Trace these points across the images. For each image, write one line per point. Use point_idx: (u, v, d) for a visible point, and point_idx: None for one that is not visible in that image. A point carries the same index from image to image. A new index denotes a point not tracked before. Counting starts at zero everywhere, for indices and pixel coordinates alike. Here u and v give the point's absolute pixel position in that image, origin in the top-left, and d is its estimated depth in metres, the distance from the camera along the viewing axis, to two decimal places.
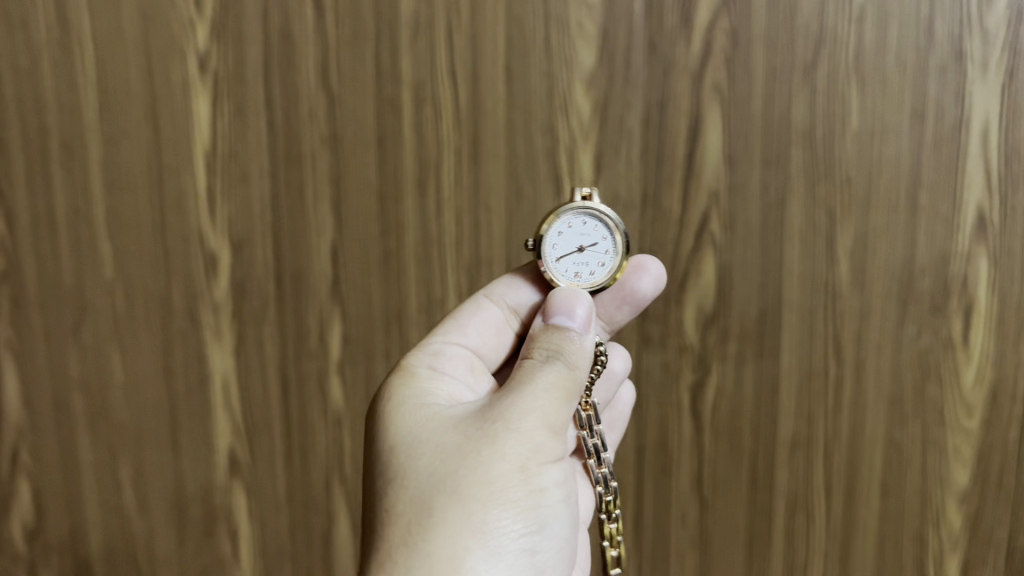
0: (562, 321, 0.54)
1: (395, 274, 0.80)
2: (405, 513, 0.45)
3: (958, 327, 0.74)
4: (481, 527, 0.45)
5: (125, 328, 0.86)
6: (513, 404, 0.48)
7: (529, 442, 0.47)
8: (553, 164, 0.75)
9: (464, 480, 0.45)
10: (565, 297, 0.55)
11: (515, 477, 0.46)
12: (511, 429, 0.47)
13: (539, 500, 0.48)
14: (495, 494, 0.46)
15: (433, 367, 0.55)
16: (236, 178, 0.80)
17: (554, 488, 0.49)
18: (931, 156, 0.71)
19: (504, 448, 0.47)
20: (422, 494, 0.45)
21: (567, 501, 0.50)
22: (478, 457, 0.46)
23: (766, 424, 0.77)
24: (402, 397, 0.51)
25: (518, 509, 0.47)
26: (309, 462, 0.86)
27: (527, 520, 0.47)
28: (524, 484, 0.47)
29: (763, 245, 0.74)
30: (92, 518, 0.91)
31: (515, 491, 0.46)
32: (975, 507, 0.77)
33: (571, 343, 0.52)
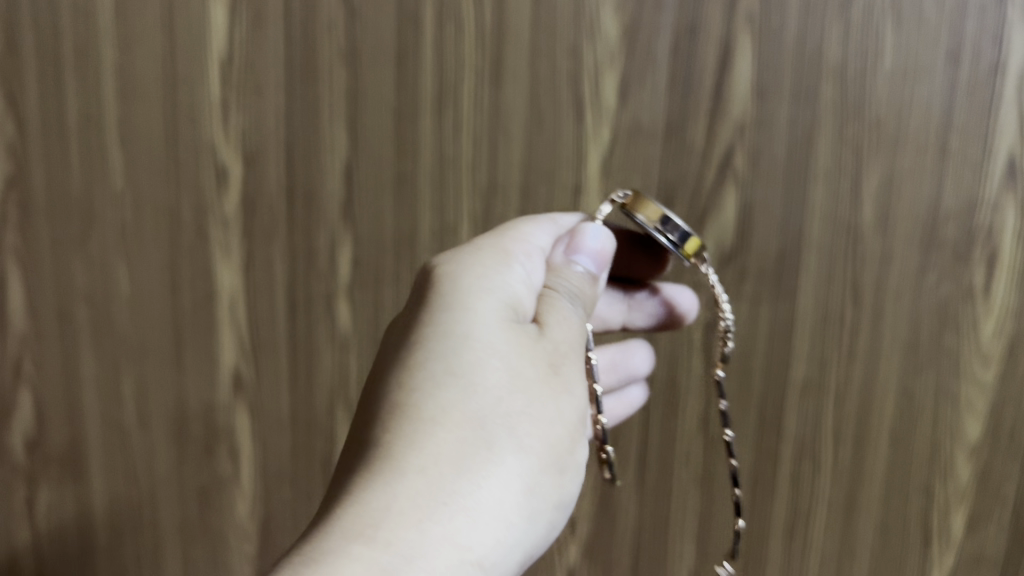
0: (583, 261, 0.58)
1: (409, 196, 0.78)
2: (473, 425, 0.47)
3: (979, 276, 0.71)
4: (531, 484, 0.48)
5: (132, 240, 0.86)
6: (562, 376, 0.51)
7: (577, 411, 0.51)
8: (576, 90, 0.73)
9: (531, 429, 0.48)
10: (587, 233, 0.59)
11: (560, 446, 0.50)
12: (568, 393, 0.51)
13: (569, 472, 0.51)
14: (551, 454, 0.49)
15: (526, 269, 0.54)
16: (251, 90, 0.79)
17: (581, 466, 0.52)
18: (965, 97, 0.67)
19: (562, 408, 0.50)
20: (496, 415, 0.47)
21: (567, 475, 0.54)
22: (546, 409, 0.49)
23: (778, 366, 0.76)
24: (474, 290, 0.51)
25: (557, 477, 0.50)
26: (314, 384, 0.85)
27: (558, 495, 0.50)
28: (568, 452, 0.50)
29: (788, 184, 0.72)
30: (93, 429, 0.92)
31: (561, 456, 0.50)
32: (984, 461, 0.74)
33: (583, 286, 0.57)
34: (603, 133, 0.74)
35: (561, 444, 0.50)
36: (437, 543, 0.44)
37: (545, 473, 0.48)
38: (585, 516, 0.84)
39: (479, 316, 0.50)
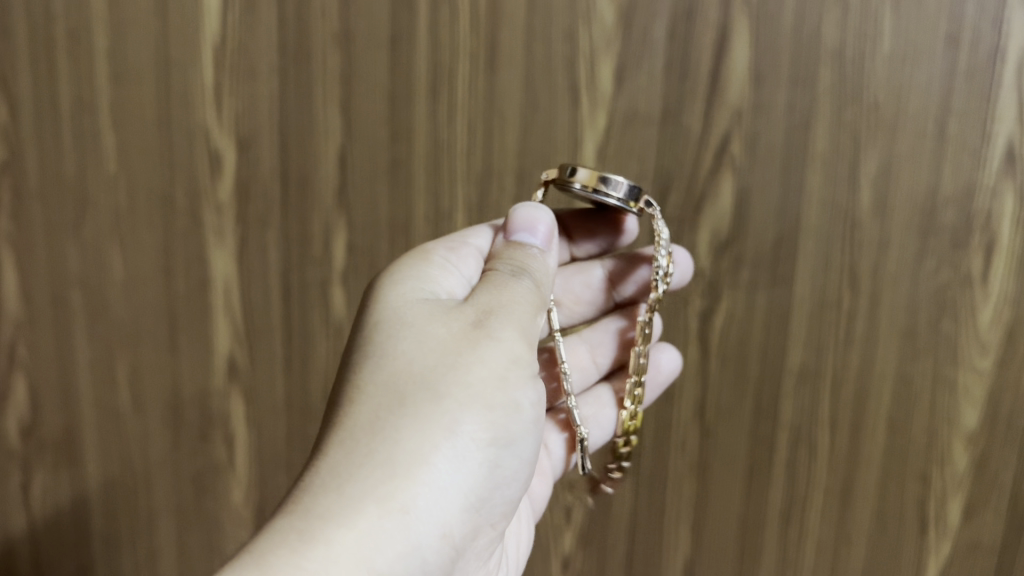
0: (524, 237, 0.59)
1: (404, 181, 0.78)
2: (382, 394, 0.50)
3: (978, 263, 0.70)
4: (450, 426, 0.49)
5: (126, 225, 0.85)
6: (488, 326, 0.52)
7: (508, 352, 0.52)
8: (572, 74, 0.73)
9: (444, 380, 0.50)
10: (524, 212, 0.60)
11: (489, 389, 0.51)
12: (491, 339, 0.52)
13: (514, 412, 0.53)
14: (472, 395, 0.50)
15: (447, 260, 0.58)
16: (245, 74, 0.78)
17: (526, 406, 0.53)
18: (964, 82, 0.67)
19: (485, 355, 0.51)
20: (406, 382, 0.50)
21: (535, 420, 0.55)
22: (460, 360, 0.51)
23: (775, 353, 0.75)
24: (394, 283, 0.55)
25: (489, 416, 0.51)
26: (308, 371, 0.84)
27: (494, 433, 0.51)
28: (500, 392, 0.51)
29: (785, 169, 0.71)
30: (87, 414, 0.92)
31: (489, 396, 0.51)
32: (982, 449, 0.74)
33: (531, 258, 0.58)
34: (599, 118, 0.73)
35: (490, 386, 0.51)
36: (360, 502, 0.46)
37: (466, 417, 0.50)
38: (580, 503, 0.84)
39: (389, 311, 0.53)
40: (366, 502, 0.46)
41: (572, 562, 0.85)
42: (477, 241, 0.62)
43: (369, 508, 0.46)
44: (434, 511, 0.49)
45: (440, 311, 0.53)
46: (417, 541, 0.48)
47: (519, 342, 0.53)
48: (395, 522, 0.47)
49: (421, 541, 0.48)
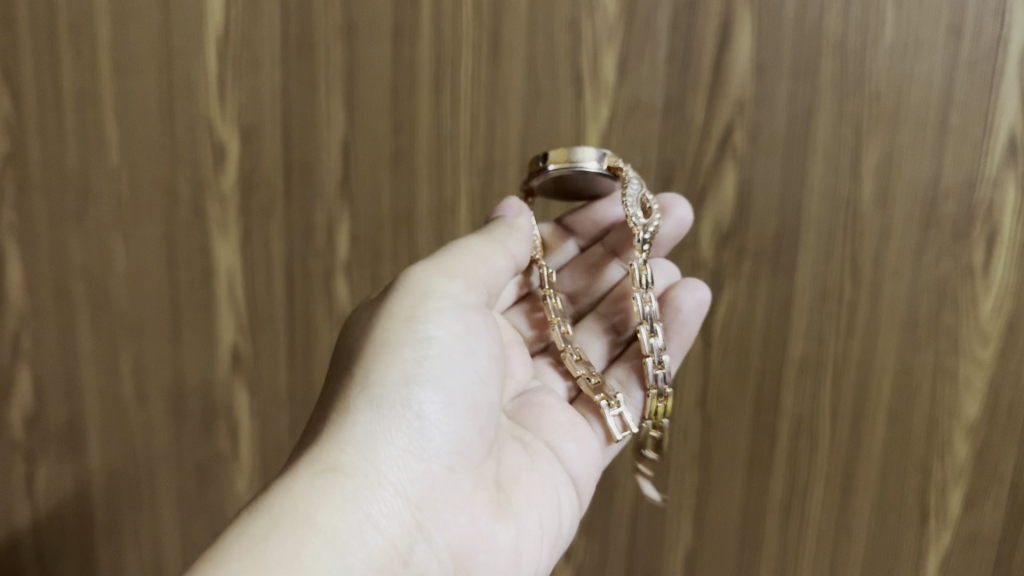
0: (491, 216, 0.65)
1: (407, 172, 0.78)
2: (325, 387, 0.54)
3: (979, 253, 0.70)
4: (363, 376, 0.52)
5: (129, 216, 0.86)
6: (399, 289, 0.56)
7: (414, 296, 0.55)
8: (575, 65, 0.73)
9: (359, 346, 0.54)
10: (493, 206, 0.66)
11: (392, 333, 0.53)
12: (398, 294, 0.55)
13: (429, 344, 0.53)
14: (379, 345, 0.53)
15: None
16: (248, 65, 0.78)
17: (443, 336, 0.54)
18: (965, 73, 0.67)
19: (392, 307, 0.54)
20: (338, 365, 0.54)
21: (466, 350, 0.55)
22: (374, 323, 0.54)
23: (777, 343, 0.76)
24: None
25: (399, 355, 0.53)
26: (311, 362, 0.85)
27: (405, 369, 0.53)
28: (407, 331, 0.53)
29: (787, 159, 0.71)
30: (91, 405, 0.92)
31: (394, 338, 0.53)
32: (982, 438, 0.74)
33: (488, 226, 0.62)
34: (602, 109, 0.73)
35: (399, 335, 0.53)
36: (293, 473, 0.49)
37: (371, 365, 0.52)
38: None
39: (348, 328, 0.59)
40: (297, 471, 0.49)
41: (574, 553, 0.85)
42: None
43: (300, 474, 0.49)
44: (373, 463, 0.50)
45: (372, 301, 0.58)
46: (361, 493, 0.49)
47: (431, 285, 0.55)
48: (328, 477, 0.49)
49: (365, 493, 0.49)
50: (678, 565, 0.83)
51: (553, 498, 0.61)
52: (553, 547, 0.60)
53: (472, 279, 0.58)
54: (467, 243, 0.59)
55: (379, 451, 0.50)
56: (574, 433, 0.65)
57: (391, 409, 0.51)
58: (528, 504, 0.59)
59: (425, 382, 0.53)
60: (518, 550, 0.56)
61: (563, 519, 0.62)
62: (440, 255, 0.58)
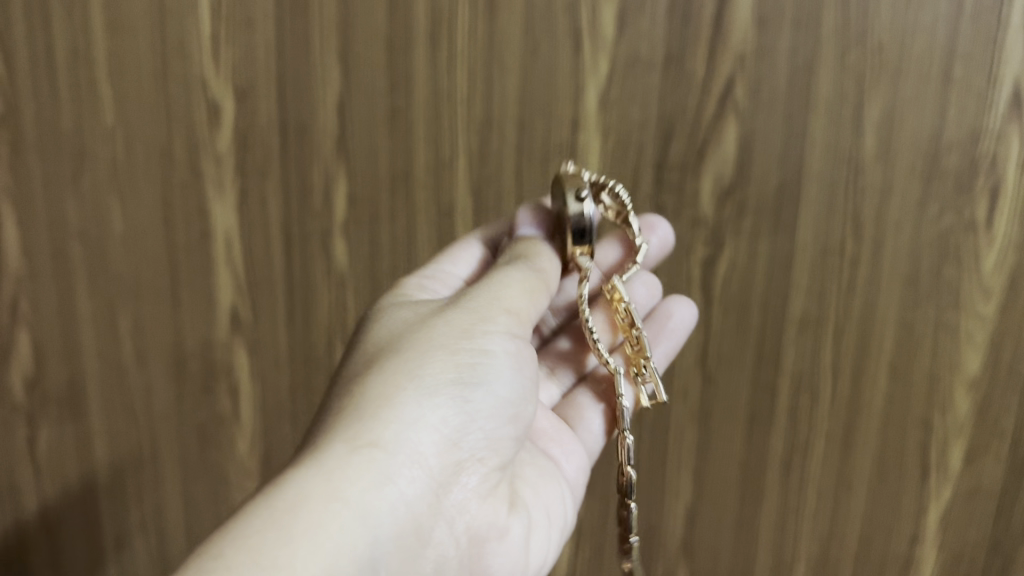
0: (526, 231, 0.65)
1: (404, 131, 0.77)
2: (361, 365, 0.54)
3: (982, 208, 0.70)
4: (414, 371, 0.52)
5: (124, 178, 0.85)
6: (452, 305, 0.56)
7: (478, 316, 0.55)
8: (573, 19, 0.72)
9: (412, 341, 0.54)
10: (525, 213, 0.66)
11: (450, 339, 0.54)
12: (460, 308, 0.56)
13: (485, 358, 0.54)
14: (434, 347, 0.53)
15: (423, 283, 0.64)
16: (241, 23, 0.77)
17: (501, 355, 0.54)
18: (969, 25, 0.66)
19: (451, 319, 0.55)
20: (377, 350, 0.54)
21: (517, 367, 0.55)
22: (427, 325, 0.55)
23: (777, 300, 0.75)
24: (387, 305, 0.60)
25: (454, 360, 0.53)
26: (311, 322, 0.85)
27: (460, 372, 0.53)
28: (467, 343, 0.54)
29: (788, 113, 0.70)
30: (91, 368, 0.92)
31: (454, 347, 0.53)
32: (983, 394, 0.74)
33: (541, 248, 0.62)
34: (601, 65, 0.72)
35: (453, 339, 0.54)
36: (329, 446, 0.49)
37: (426, 361, 0.52)
38: None
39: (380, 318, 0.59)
40: (333, 443, 0.49)
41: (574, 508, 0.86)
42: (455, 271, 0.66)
43: (338, 446, 0.48)
44: (413, 444, 0.50)
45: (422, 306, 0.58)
46: (400, 472, 0.49)
47: (492, 306, 0.56)
48: (367, 454, 0.48)
49: (402, 474, 0.49)
50: (677, 520, 0.84)
51: (555, 494, 0.62)
52: (558, 541, 0.62)
53: (527, 311, 0.57)
54: (519, 269, 0.59)
55: (419, 437, 0.50)
56: (562, 439, 0.66)
57: (435, 404, 0.52)
58: (534, 499, 0.60)
59: (471, 384, 0.53)
60: (528, 541, 0.58)
61: (567, 513, 0.63)
62: (494, 275, 0.58)
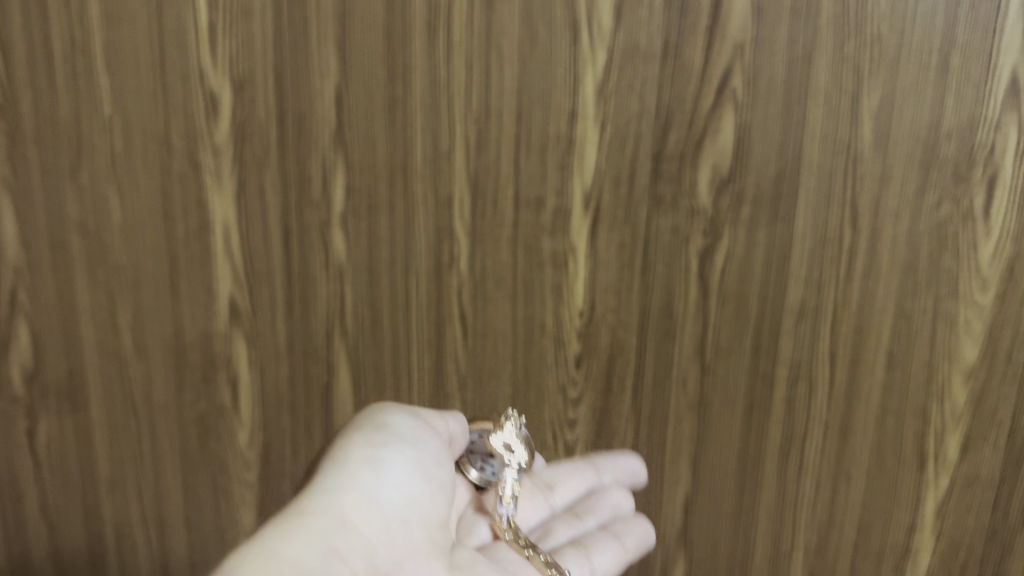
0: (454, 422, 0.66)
1: (402, 121, 0.77)
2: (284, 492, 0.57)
3: (980, 198, 0.69)
4: (336, 455, 0.57)
5: (123, 170, 0.85)
6: (338, 440, 0.59)
7: (386, 405, 0.63)
8: (571, 9, 0.72)
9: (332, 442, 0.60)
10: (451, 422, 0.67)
11: (363, 421, 0.61)
12: (363, 412, 0.62)
13: (391, 429, 0.60)
14: (350, 429, 0.60)
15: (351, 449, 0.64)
16: (239, 13, 0.77)
17: (403, 428, 0.61)
18: (968, 15, 0.65)
19: (362, 416, 0.62)
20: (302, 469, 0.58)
21: (419, 443, 0.61)
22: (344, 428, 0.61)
23: (775, 289, 0.75)
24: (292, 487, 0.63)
25: (365, 436, 0.59)
26: (309, 314, 0.85)
27: (373, 437, 0.59)
28: (380, 422, 0.61)
29: (786, 103, 0.70)
30: (91, 360, 0.93)
31: (367, 427, 0.60)
32: (981, 384, 0.74)
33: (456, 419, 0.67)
34: (599, 54, 0.72)
35: (362, 425, 0.60)
36: (264, 528, 0.52)
37: (343, 441, 0.59)
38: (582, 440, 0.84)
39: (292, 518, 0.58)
40: (264, 526, 0.52)
41: None
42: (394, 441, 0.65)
43: (265, 529, 0.52)
44: (342, 503, 0.55)
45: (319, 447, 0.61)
46: (334, 522, 0.53)
47: (393, 404, 0.63)
48: (300, 516, 0.53)
49: (333, 528, 0.53)
50: (675, 508, 0.84)
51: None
52: None
53: (431, 414, 0.65)
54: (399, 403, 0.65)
55: (350, 496, 0.55)
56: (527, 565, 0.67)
57: (354, 470, 0.57)
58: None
59: (376, 459, 0.58)
60: None
61: None
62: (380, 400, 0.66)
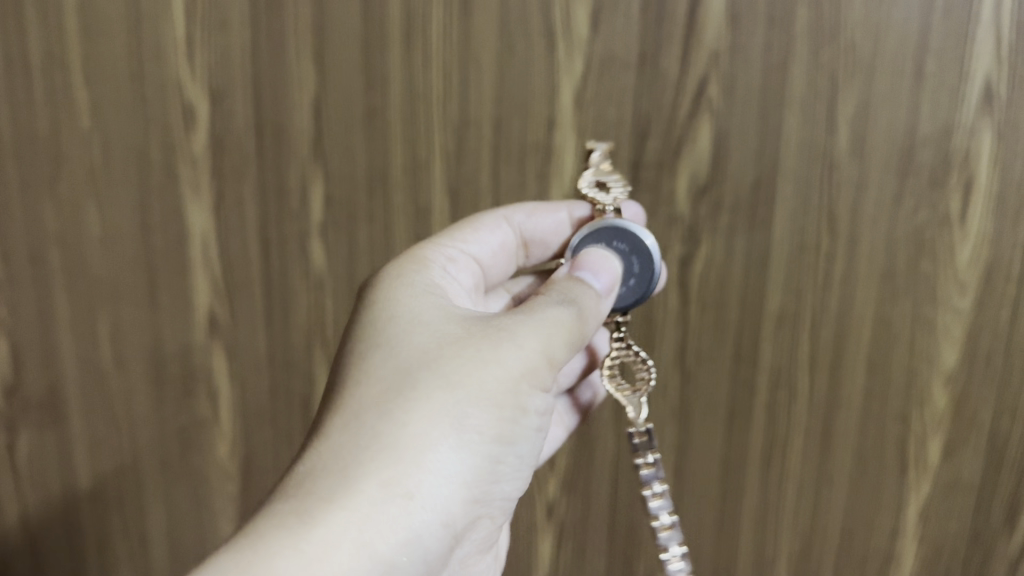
0: (588, 277, 0.58)
1: (380, 131, 0.77)
2: (381, 386, 0.49)
3: (956, 203, 0.70)
4: (459, 416, 0.48)
5: (101, 181, 0.85)
6: (471, 374, 0.49)
7: (512, 371, 0.49)
8: (547, 18, 0.72)
9: (449, 365, 0.49)
10: (592, 258, 0.60)
11: (503, 391, 0.49)
12: (507, 347, 0.50)
13: (519, 418, 0.51)
14: (481, 378, 0.49)
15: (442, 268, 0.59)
16: (216, 24, 0.77)
17: (531, 414, 0.51)
18: (941, 22, 0.66)
19: (502, 355, 0.50)
20: (399, 376, 0.49)
21: (537, 426, 0.53)
22: (473, 350, 0.50)
23: (754, 296, 0.76)
24: (375, 332, 0.52)
25: (494, 415, 0.49)
26: (290, 324, 0.85)
27: (501, 428, 0.50)
28: (511, 399, 0.50)
29: (762, 111, 0.71)
30: (70, 373, 0.92)
31: (496, 400, 0.49)
32: (961, 387, 0.74)
33: (588, 295, 0.55)
34: (576, 63, 0.72)
35: (502, 387, 0.49)
36: (359, 484, 0.46)
37: (473, 406, 0.48)
38: (563, 450, 0.84)
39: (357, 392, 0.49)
40: (361, 485, 0.46)
41: (556, 508, 0.86)
42: (472, 249, 0.64)
43: (369, 490, 0.45)
44: (442, 494, 0.48)
45: (437, 336, 0.51)
46: (430, 516, 0.47)
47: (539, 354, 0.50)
48: (403, 498, 0.46)
49: (431, 521, 0.48)
50: None
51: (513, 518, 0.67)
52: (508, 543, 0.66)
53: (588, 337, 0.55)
54: (551, 308, 0.52)
55: (450, 488, 0.48)
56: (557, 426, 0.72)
57: (463, 456, 0.49)
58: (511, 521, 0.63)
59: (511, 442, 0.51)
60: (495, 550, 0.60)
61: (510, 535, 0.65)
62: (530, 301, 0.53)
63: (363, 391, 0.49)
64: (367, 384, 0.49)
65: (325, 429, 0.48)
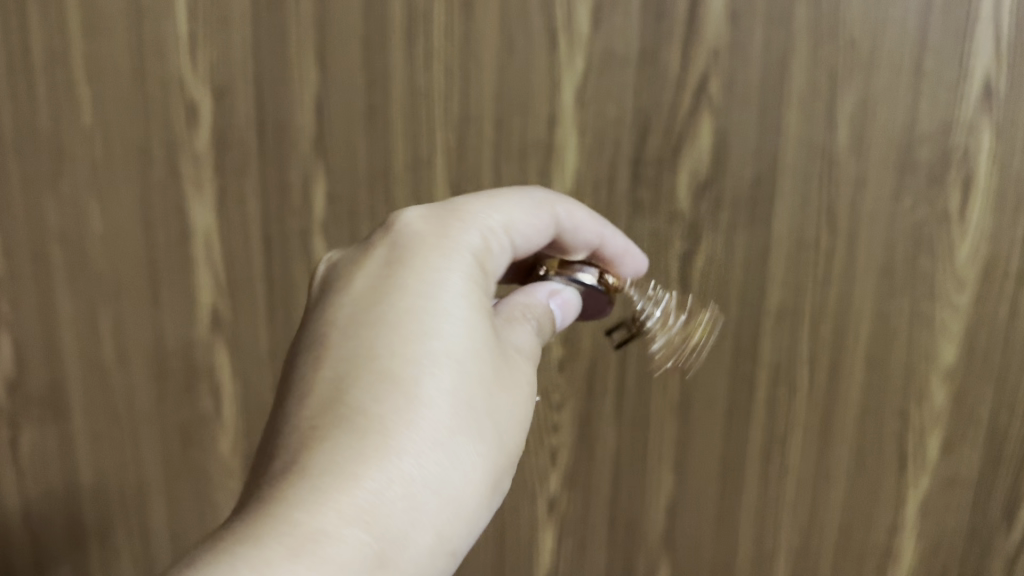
0: (554, 312, 0.56)
1: (381, 128, 0.77)
2: (448, 423, 0.46)
3: (955, 199, 0.70)
4: (498, 470, 0.48)
5: (103, 178, 0.85)
6: (509, 427, 0.49)
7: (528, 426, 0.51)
8: (548, 16, 0.72)
9: (501, 416, 0.48)
10: (567, 295, 0.57)
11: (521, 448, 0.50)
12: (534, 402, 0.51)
13: None
14: (513, 433, 0.49)
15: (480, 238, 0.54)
16: (218, 22, 0.77)
17: None
18: (940, 19, 0.66)
19: (529, 414, 0.51)
20: (466, 415, 0.46)
21: None
22: (515, 401, 0.49)
23: (753, 292, 0.76)
24: (438, 341, 0.47)
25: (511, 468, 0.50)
26: (292, 321, 0.85)
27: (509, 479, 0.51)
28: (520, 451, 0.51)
29: (762, 109, 0.71)
30: (72, 369, 0.92)
31: (515, 456, 0.50)
32: (959, 382, 0.75)
33: (551, 336, 0.55)
34: (577, 60, 0.73)
35: (523, 442, 0.50)
36: (423, 538, 0.44)
37: (508, 461, 0.49)
38: (564, 446, 0.85)
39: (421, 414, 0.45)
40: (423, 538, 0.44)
41: (557, 504, 0.87)
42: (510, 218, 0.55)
43: (429, 546, 0.44)
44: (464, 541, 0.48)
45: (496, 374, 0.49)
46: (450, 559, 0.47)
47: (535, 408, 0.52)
48: (448, 550, 0.45)
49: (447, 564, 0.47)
50: (659, 512, 0.85)
51: None
52: None
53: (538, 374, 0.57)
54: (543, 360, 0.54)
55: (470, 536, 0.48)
56: None
57: (488, 506, 0.49)
58: None
59: None
60: None
61: None
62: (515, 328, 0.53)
63: (436, 417, 0.45)
64: (434, 413, 0.45)
65: (388, 451, 0.44)
